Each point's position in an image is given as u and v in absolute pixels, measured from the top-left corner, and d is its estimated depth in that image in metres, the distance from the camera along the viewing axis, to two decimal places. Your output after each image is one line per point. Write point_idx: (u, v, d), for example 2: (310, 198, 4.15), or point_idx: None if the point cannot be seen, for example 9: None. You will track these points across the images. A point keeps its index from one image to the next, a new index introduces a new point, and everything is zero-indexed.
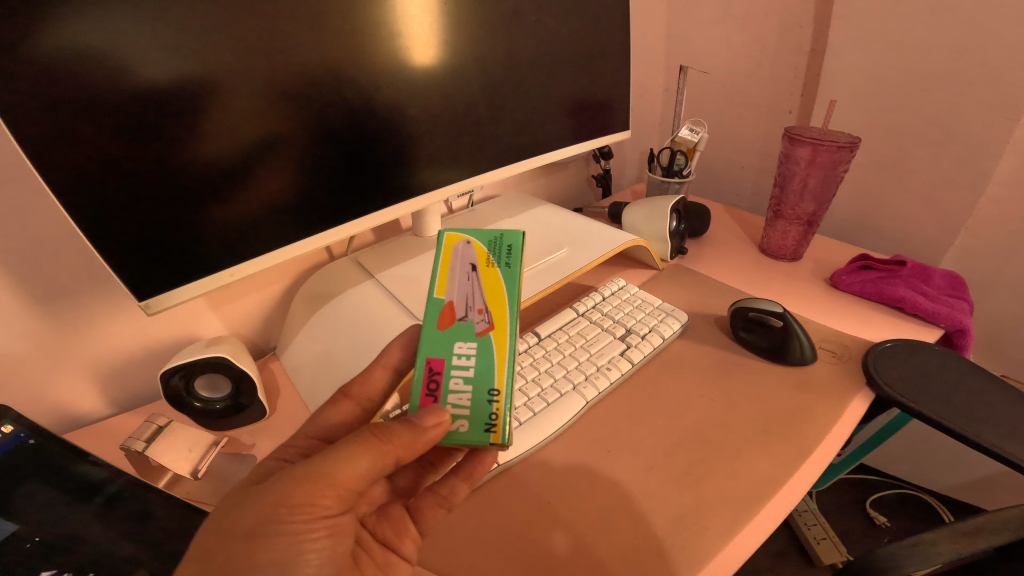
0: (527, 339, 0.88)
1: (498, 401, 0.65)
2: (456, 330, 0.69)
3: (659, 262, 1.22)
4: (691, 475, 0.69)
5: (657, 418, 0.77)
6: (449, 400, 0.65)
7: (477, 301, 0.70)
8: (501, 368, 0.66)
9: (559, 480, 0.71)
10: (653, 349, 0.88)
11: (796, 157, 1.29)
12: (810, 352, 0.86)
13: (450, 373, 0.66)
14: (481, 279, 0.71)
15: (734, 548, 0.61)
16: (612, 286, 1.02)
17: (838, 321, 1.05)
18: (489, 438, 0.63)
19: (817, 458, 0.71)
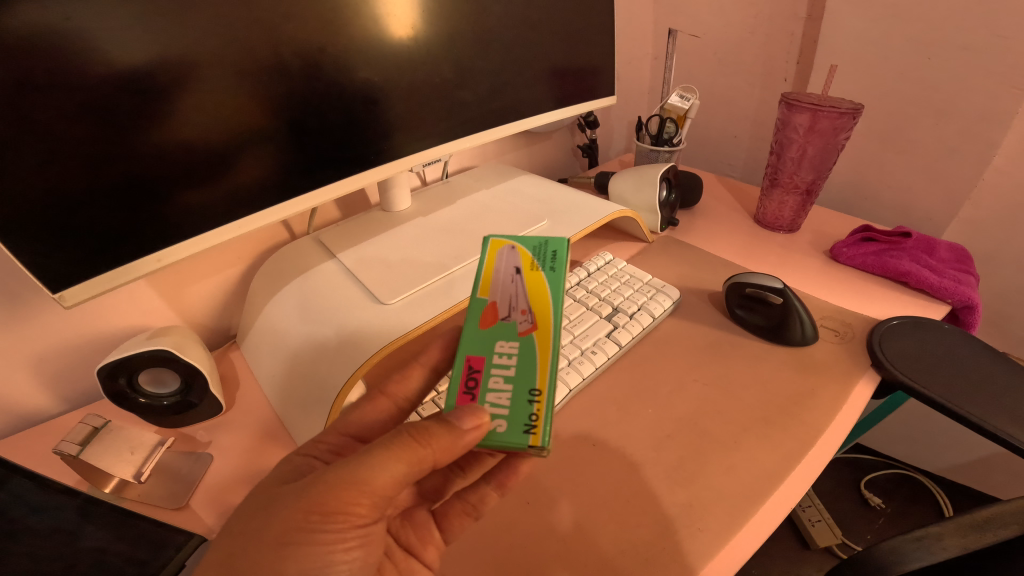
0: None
1: (542, 402, 0.52)
2: (499, 329, 0.59)
3: (648, 234, 1.13)
4: (679, 472, 0.60)
5: (646, 406, 0.68)
6: (486, 401, 0.54)
7: (520, 302, 0.60)
8: (546, 365, 0.55)
9: (532, 481, 0.62)
10: (643, 330, 0.78)
11: (794, 124, 1.20)
12: (811, 331, 0.77)
13: (490, 372, 0.56)
14: (526, 281, 0.61)
15: (726, 560, 0.52)
16: (599, 261, 0.93)
17: (841, 296, 0.97)
18: (527, 442, 0.51)
19: (822, 451, 0.62)
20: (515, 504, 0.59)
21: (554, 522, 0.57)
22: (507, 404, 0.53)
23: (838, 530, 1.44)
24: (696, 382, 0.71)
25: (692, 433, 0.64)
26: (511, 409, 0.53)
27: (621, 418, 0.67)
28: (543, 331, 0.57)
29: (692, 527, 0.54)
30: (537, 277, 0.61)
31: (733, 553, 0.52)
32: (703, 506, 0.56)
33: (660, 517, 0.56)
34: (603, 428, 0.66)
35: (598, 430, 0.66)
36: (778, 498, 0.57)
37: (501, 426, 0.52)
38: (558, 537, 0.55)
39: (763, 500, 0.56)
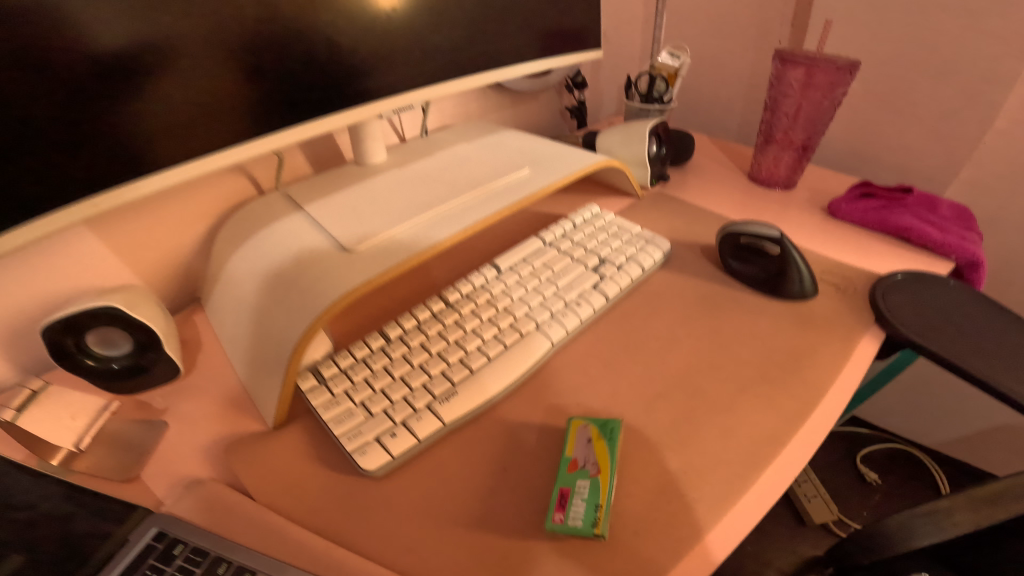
0: (488, 272, 0.73)
1: (603, 517, 0.47)
2: (567, 477, 0.51)
3: (637, 188, 1.06)
4: (668, 440, 0.54)
5: (635, 366, 0.62)
6: (563, 516, 0.48)
7: (590, 466, 0.51)
8: (606, 489, 0.49)
9: (507, 450, 0.56)
10: (631, 283, 0.72)
11: (789, 80, 1.13)
12: (811, 284, 0.72)
13: (571, 503, 0.48)
14: (593, 450, 0.52)
15: (721, 538, 0.46)
16: (588, 213, 0.87)
17: (840, 253, 0.90)
18: (592, 532, 0.46)
19: (825, 413, 0.56)
20: (488, 476, 0.53)
21: (531, 497, 0.51)
22: (582, 513, 0.48)
23: (835, 506, 1.37)
24: (687, 339, 0.64)
25: (682, 395, 0.58)
26: (585, 514, 0.48)
27: (604, 380, 0.61)
28: (609, 473, 0.50)
29: (683, 501, 0.49)
30: (605, 444, 0.53)
31: (729, 531, 0.47)
32: (694, 477, 0.50)
33: (647, 489, 0.50)
34: (586, 391, 0.60)
35: (580, 394, 0.60)
36: (777, 467, 0.51)
37: (577, 522, 0.47)
38: (536, 515, 0.50)
39: (760, 469, 0.51)
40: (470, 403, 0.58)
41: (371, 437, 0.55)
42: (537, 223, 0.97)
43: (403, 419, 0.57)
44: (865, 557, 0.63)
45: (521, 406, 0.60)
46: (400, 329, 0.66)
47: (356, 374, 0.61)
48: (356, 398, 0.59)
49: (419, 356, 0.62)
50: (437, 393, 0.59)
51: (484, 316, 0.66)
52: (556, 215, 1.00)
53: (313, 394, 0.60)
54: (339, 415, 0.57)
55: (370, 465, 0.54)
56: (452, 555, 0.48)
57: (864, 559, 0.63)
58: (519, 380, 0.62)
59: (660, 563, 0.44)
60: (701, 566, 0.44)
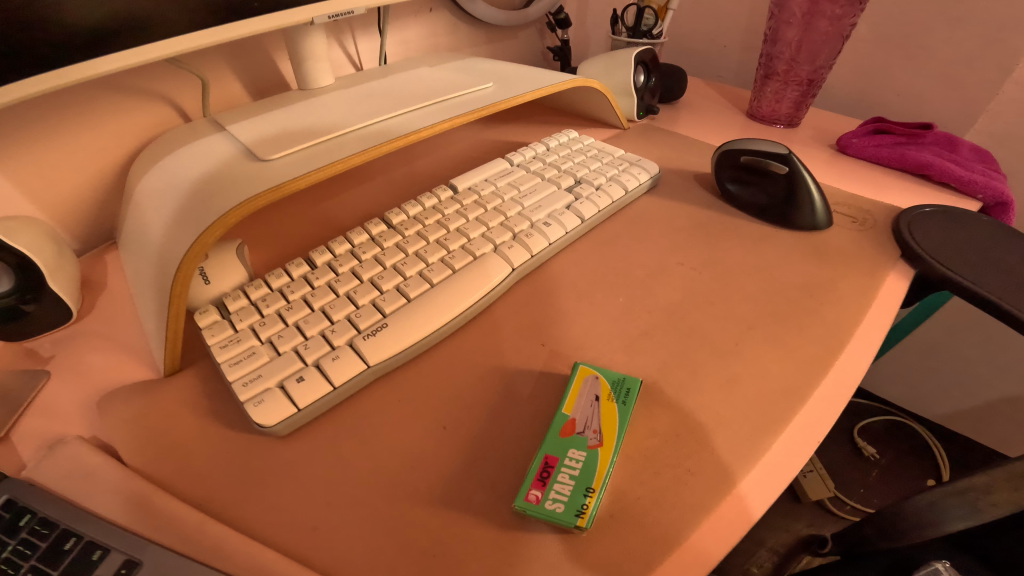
0: (441, 194, 0.61)
1: (596, 501, 0.32)
2: (558, 441, 0.35)
3: (625, 122, 0.93)
4: (666, 376, 0.40)
5: (619, 294, 0.48)
6: (543, 492, 0.33)
7: (593, 427, 0.36)
8: (605, 473, 0.33)
9: (453, 390, 0.42)
10: (615, 205, 0.59)
11: (790, 8, 0.96)
12: (824, 213, 0.59)
13: (556, 476, 0.33)
14: (601, 408, 0.37)
15: (747, 503, 0.33)
16: (563, 138, 0.76)
17: (857, 188, 0.77)
18: (573, 524, 0.31)
19: (860, 348, 0.43)
20: (425, 424, 0.40)
21: (484, 450, 0.37)
22: (569, 493, 0.32)
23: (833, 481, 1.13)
24: (682, 265, 0.51)
25: (679, 326, 0.45)
26: (572, 495, 0.32)
27: (580, 309, 0.47)
28: (618, 447, 0.35)
29: (692, 450, 0.35)
30: (618, 408, 0.37)
31: (756, 491, 0.33)
32: (705, 422, 0.37)
33: (640, 437, 0.36)
34: (556, 319, 0.47)
35: (551, 323, 0.46)
36: (812, 409, 0.38)
37: (558, 507, 0.32)
38: (489, 472, 0.36)
39: (791, 411, 0.38)
40: (404, 340, 0.44)
41: (273, 383, 0.41)
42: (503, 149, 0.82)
43: (316, 360, 0.42)
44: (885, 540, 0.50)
45: (474, 338, 0.46)
46: (328, 256, 0.53)
47: (267, 307, 0.48)
48: (262, 335, 0.45)
49: (348, 284, 0.49)
50: (362, 327, 0.44)
51: (432, 238, 0.54)
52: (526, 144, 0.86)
53: (210, 332, 0.46)
54: (239, 356, 0.43)
55: (265, 420, 0.39)
56: (372, 530, 0.34)
57: (884, 544, 0.50)
58: (470, 314, 0.47)
59: (662, 538, 0.31)
60: (724, 537, 0.31)
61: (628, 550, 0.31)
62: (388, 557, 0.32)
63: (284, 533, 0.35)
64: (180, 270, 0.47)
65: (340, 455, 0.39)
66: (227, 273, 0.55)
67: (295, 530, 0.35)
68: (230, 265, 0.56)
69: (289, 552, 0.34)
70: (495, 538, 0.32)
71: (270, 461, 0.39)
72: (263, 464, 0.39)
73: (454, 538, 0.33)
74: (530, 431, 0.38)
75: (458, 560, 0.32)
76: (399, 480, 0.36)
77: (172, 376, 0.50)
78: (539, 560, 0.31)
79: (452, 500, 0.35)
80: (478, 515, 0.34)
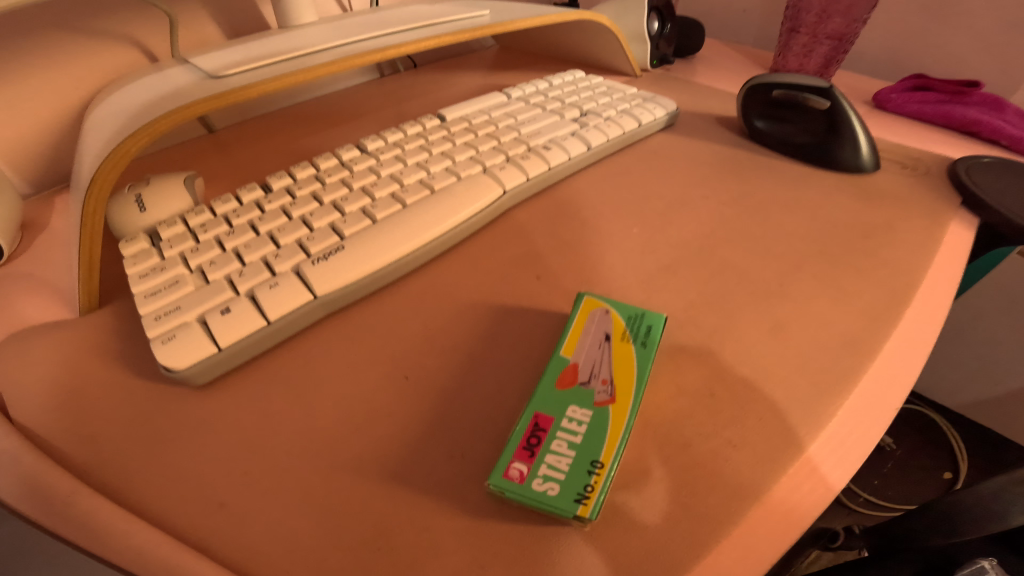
0: (427, 122, 0.52)
1: (604, 479, 0.23)
2: (558, 398, 0.26)
3: (635, 71, 0.82)
4: (693, 322, 0.31)
5: (632, 226, 0.39)
6: (536, 464, 0.23)
7: (602, 372, 0.27)
8: (618, 440, 0.24)
9: (421, 331, 0.33)
10: (629, 137, 0.50)
11: None
12: (871, 157, 0.50)
13: (552, 442, 0.24)
14: (616, 350, 0.28)
15: (809, 488, 0.24)
16: (568, 77, 0.66)
17: (894, 133, 0.66)
18: (572, 514, 0.22)
19: (934, 294, 0.34)
20: (381, 372, 0.30)
21: (455, 406, 0.28)
22: (567, 468, 0.23)
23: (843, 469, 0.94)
24: (706, 200, 0.42)
25: (707, 265, 0.36)
26: (571, 471, 0.23)
27: (582, 244, 0.38)
28: (635, 404, 0.25)
29: (732, 415, 0.26)
30: (635, 351, 0.28)
31: (819, 471, 0.25)
32: (747, 378, 0.28)
33: (661, 397, 0.27)
34: (553, 253, 0.37)
35: (546, 258, 0.37)
36: (885, 366, 0.29)
37: (551, 490, 0.23)
38: (461, 435, 0.27)
39: (859, 368, 0.29)
40: (363, 267, 0.34)
41: (193, 316, 0.31)
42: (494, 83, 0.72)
43: (250, 290, 0.33)
44: (942, 537, 0.40)
45: (450, 271, 0.37)
46: (288, 181, 0.44)
47: (205, 233, 0.39)
48: (192, 263, 0.36)
49: (303, 208, 0.40)
50: (314, 251, 0.35)
51: (410, 161, 0.45)
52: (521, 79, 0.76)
53: (131, 261, 0.37)
54: (160, 286, 0.34)
55: (173, 360, 0.30)
56: (300, 506, 0.25)
57: (940, 540, 0.41)
58: (449, 243, 0.38)
59: (695, 532, 0.22)
60: (776, 539, 0.23)
61: (648, 548, 0.22)
62: (318, 545, 0.24)
63: (183, 502, 0.26)
64: (91, 180, 0.38)
65: (269, 406, 0.30)
66: (169, 202, 0.45)
67: (198, 500, 0.26)
68: (174, 192, 0.45)
69: (186, 529, 0.25)
70: (465, 526, 0.24)
71: (177, 408, 0.30)
72: (168, 412, 0.30)
73: (410, 521, 0.24)
74: (516, 384, 0.29)
75: (413, 552, 0.23)
76: (342, 441, 0.27)
77: (88, 317, 0.39)
78: (525, 558, 0.22)
79: (409, 471, 0.26)
80: (443, 492, 0.25)
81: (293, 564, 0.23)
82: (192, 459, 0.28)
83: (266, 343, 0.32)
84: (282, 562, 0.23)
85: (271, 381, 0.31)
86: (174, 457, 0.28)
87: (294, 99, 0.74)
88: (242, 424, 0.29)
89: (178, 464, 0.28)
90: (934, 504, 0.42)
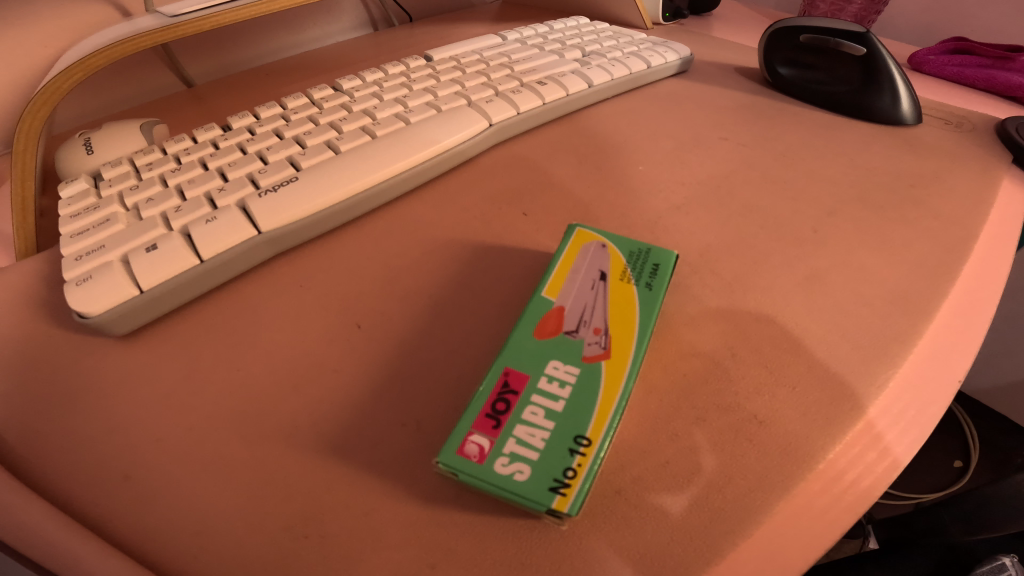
0: (410, 61, 0.41)
1: (591, 461, 0.18)
2: (538, 353, 0.21)
3: (650, 20, 0.60)
4: (706, 274, 0.26)
5: (636, 165, 0.34)
6: (504, 440, 0.18)
7: (595, 320, 0.22)
8: (612, 409, 0.19)
9: (382, 273, 0.27)
10: (645, 75, 0.43)
11: None
12: (911, 107, 0.40)
13: (525, 411, 0.19)
14: (613, 295, 0.23)
15: (851, 478, 0.19)
16: (570, 22, 0.52)
17: (929, 84, 0.52)
18: (545, 508, 0.17)
19: (993, 249, 0.29)
20: (330, 318, 0.25)
21: (415, 363, 0.23)
22: (542, 445, 0.18)
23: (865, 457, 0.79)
24: (722, 142, 0.37)
25: (722, 211, 0.30)
26: (547, 449, 0.18)
27: (579, 184, 0.32)
28: (634, 361, 0.20)
29: (755, 387, 0.21)
30: (637, 294, 0.23)
31: (865, 458, 0.20)
32: (771, 344, 0.23)
33: (666, 362, 0.22)
34: (542, 194, 0.32)
35: (533, 198, 0.32)
36: (942, 331, 0.24)
37: (519, 474, 0.18)
38: (420, 397, 0.22)
39: (909, 333, 0.23)
40: (320, 201, 0.29)
41: (116, 254, 0.25)
42: (489, 13, 0.65)
43: (187, 226, 0.26)
44: (966, 534, 0.34)
45: (421, 208, 0.31)
46: (251, 121, 0.35)
47: (149, 171, 0.31)
48: (129, 202, 0.28)
49: (263, 143, 0.32)
50: (264, 184, 0.29)
51: (388, 97, 0.36)
52: (523, 7, 0.68)
53: (64, 203, 0.29)
54: (87, 227, 0.27)
55: (86, 304, 0.24)
56: (219, 478, 0.20)
57: (966, 537, 0.35)
58: (420, 177, 0.32)
59: (708, 531, 0.17)
60: (819, 541, 0.18)
61: (646, 554, 0.17)
62: (235, 531, 0.19)
63: (76, 462, 0.21)
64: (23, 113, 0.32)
65: (194, 352, 0.24)
66: (121, 144, 0.35)
67: (96, 461, 0.21)
68: (129, 132, 0.36)
69: (79, 499, 0.20)
70: (418, 513, 0.19)
71: (86, 347, 0.25)
72: (73, 352, 0.25)
73: (351, 506, 0.19)
74: (491, 335, 0.24)
75: (351, 546, 0.18)
76: (276, 400, 0.22)
77: (21, 260, 0.31)
78: (490, 558, 0.18)
79: (353, 441, 0.21)
80: (394, 470, 0.20)
81: (200, 555, 0.18)
82: (94, 409, 0.22)
83: (200, 286, 0.26)
84: (190, 548, 0.18)
85: (201, 324, 0.26)
86: (74, 405, 0.23)
87: (292, 52, 0.58)
88: (160, 371, 0.24)
89: (79, 414, 0.22)
90: (959, 494, 0.35)
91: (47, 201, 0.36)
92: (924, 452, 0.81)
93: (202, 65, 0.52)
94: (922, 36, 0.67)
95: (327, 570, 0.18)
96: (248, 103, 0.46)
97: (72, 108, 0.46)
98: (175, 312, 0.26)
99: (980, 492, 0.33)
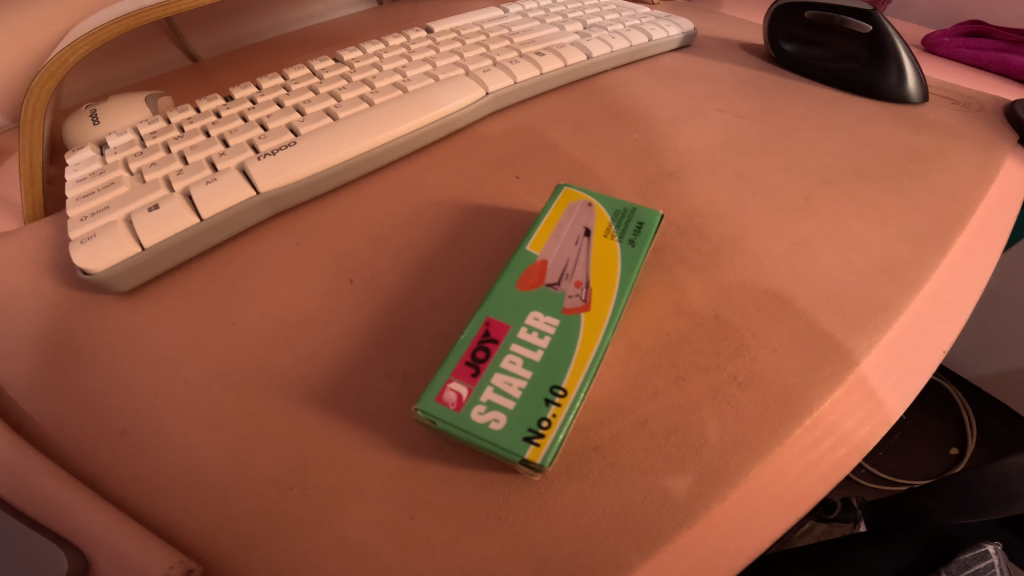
0: (410, 32, 0.41)
1: (566, 413, 0.18)
2: (520, 307, 0.21)
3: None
4: (696, 243, 0.26)
5: (632, 134, 0.34)
6: (483, 389, 0.19)
7: (576, 277, 0.22)
8: (589, 362, 0.19)
9: (375, 234, 0.28)
10: (646, 48, 0.43)
11: None
12: (918, 86, 0.40)
13: (502, 364, 0.19)
14: (596, 253, 0.23)
15: (826, 446, 0.19)
16: None
17: (935, 65, 0.51)
18: (518, 457, 0.17)
19: (988, 226, 0.29)
20: (322, 278, 0.26)
21: (403, 318, 0.23)
22: (519, 395, 0.19)
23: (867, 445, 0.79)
24: (720, 114, 0.36)
25: (717, 181, 0.30)
26: (522, 399, 0.18)
27: (575, 152, 0.32)
28: (614, 316, 0.21)
29: (736, 350, 0.22)
30: (620, 251, 0.23)
31: (841, 426, 0.20)
32: (757, 310, 0.23)
33: (649, 324, 0.23)
34: (538, 161, 0.32)
35: (529, 165, 0.32)
36: (928, 305, 0.24)
37: (495, 423, 0.18)
38: (409, 353, 0.22)
39: (896, 302, 0.23)
40: (315, 165, 0.29)
41: (119, 213, 0.25)
42: None
43: (187, 188, 0.27)
44: (950, 517, 0.34)
45: (416, 172, 0.32)
46: (253, 90, 0.35)
47: (153, 138, 0.31)
48: (133, 166, 0.29)
49: (263, 110, 0.32)
50: (262, 148, 0.29)
51: (390, 65, 0.36)
52: None
53: (70, 168, 0.30)
54: (92, 190, 0.27)
55: (90, 261, 0.24)
56: (211, 431, 0.20)
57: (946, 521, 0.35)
58: (415, 144, 0.32)
59: (681, 488, 0.18)
60: (790, 507, 0.18)
61: (619, 509, 0.18)
62: (227, 482, 0.19)
63: (76, 415, 0.21)
64: (32, 86, 0.32)
65: (190, 309, 0.25)
66: (128, 114, 0.35)
67: (95, 415, 0.21)
68: (135, 102, 0.36)
69: (77, 453, 0.20)
70: (402, 465, 0.19)
71: (87, 304, 0.25)
72: (75, 309, 0.25)
73: (336, 458, 0.19)
74: (479, 295, 0.24)
75: (336, 497, 0.19)
76: (267, 354, 0.23)
77: (30, 222, 0.31)
78: (470, 512, 0.18)
79: (341, 396, 0.21)
80: (379, 424, 0.20)
81: (190, 508, 0.19)
82: (94, 367, 0.23)
83: (198, 245, 0.27)
84: (182, 501, 0.19)
85: (195, 284, 0.26)
86: (74, 361, 0.23)
87: (296, 26, 0.58)
88: (158, 328, 0.24)
89: (80, 370, 0.23)
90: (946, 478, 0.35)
91: (55, 169, 0.36)
92: (923, 440, 0.81)
93: (206, 39, 0.52)
94: (941, 18, 0.65)
95: (309, 521, 0.18)
96: (250, 75, 0.46)
97: (79, 81, 0.46)
98: (172, 271, 0.26)
99: (966, 475, 0.33)
